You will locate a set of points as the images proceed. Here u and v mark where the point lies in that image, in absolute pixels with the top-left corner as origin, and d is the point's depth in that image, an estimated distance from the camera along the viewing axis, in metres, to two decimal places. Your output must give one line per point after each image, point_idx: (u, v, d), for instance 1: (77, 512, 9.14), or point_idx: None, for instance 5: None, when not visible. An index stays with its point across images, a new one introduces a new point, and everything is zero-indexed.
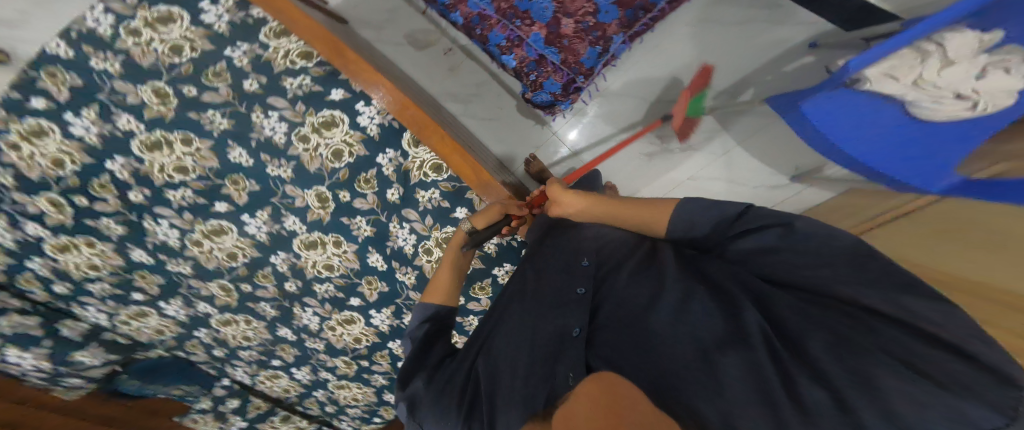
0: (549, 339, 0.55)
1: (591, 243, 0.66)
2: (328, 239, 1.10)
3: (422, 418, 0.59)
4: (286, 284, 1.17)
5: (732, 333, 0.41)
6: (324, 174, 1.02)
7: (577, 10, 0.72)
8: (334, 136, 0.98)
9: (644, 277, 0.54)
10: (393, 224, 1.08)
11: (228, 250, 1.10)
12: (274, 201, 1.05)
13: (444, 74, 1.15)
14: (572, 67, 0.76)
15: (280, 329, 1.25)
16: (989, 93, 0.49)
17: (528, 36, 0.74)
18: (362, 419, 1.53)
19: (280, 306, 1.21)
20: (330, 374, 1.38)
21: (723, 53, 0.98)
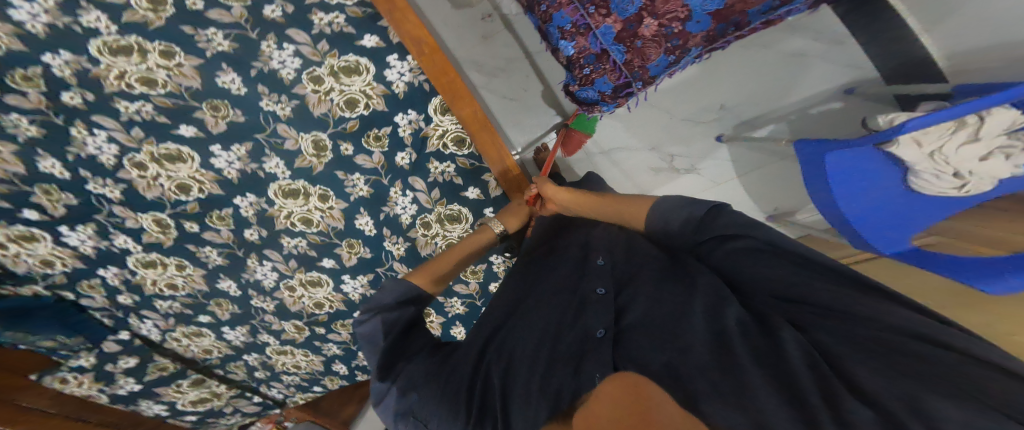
0: (568, 339, 0.54)
1: (607, 245, 0.68)
2: (314, 190, 1.02)
3: (421, 414, 0.56)
4: (245, 232, 1.02)
5: (767, 348, 0.40)
6: (329, 121, 0.93)
7: (667, 12, 0.57)
8: (353, 85, 0.90)
9: (672, 283, 0.54)
10: (394, 190, 1.06)
11: (182, 180, 0.90)
12: (259, 138, 0.91)
13: (474, 41, 0.98)
14: (635, 73, 0.64)
15: (220, 281, 1.07)
16: (979, 176, 0.57)
17: (598, 26, 0.61)
18: (296, 388, 1.42)
19: (231, 255, 1.04)
20: (271, 338, 1.25)
21: (767, 93, 0.90)
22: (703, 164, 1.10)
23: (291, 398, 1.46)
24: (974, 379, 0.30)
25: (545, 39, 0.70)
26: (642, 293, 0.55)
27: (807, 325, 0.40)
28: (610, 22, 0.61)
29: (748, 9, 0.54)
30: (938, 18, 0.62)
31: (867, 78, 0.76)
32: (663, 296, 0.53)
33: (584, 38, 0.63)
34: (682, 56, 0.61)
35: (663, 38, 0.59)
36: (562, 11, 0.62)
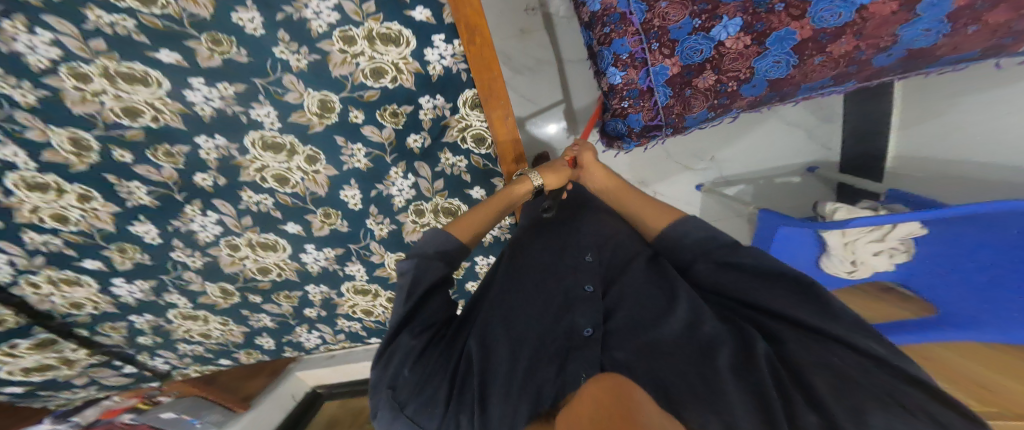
0: (555, 336, 0.53)
1: (595, 241, 0.66)
2: (303, 150, 0.95)
3: (399, 394, 0.49)
4: (196, 177, 0.92)
5: (739, 360, 0.41)
6: (347, 84, 0.87)
7: (731, 70, 0.64)
8: (387, 55, 0.84)
9: (655, 286, 0.53)
10: (395, 170, 1.02)
11: (130, 105, 0.79)
12: (257, 83, 0.82)
13: (512, 35, 0.97)
14: (671, 118, 0.71)
15: (133, 226, 0.96)
16: (867, 266, 0.85)
17: (656, 65, 0.65)
18: (194, 359, 1.28)
19: (165, 197, 0.93)
20: (182, 298, 1.12)
21: (756, 156, 1.14)
22: (676, 205, 1.22)
23: (180, 371, 1.30)
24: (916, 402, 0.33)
25: (592, 57, 0.70)
26: (629, 294, 0.55)
27: (781, 337, 0.42)
28: (668, 64, 0.65)
29: (796, 85, 0.64)
30: (918, 120, 0.95)
31: (826, 162, 1.11)
32: (650, 298, 0.52)
33: (637, 71, 0.66)
34: (721, 113, 0.70)
35: (716, 95, 0.66)
36: (624, 39, 0.63)
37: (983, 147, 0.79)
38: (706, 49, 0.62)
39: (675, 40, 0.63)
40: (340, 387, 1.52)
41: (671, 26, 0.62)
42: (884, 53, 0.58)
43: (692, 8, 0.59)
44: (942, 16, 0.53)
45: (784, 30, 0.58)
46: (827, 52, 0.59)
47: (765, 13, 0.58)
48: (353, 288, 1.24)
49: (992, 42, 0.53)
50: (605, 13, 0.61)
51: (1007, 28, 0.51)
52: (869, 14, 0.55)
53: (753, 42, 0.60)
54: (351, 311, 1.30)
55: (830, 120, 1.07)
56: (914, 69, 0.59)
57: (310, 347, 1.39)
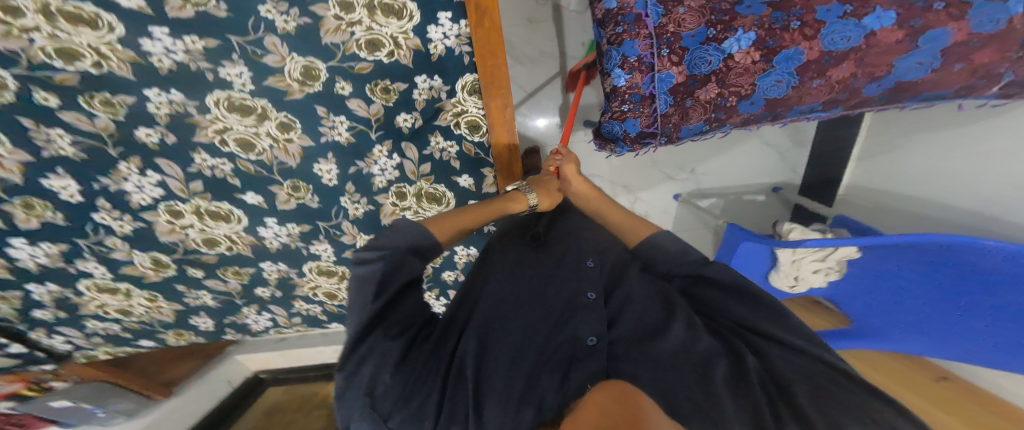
0: (556, 346, 0.54)
1: (592, 246, 0.67)
2: (276, 115, 0.87)
3: (379, 407, 0.44)
4: (137, 132, 0.82)
5: (732, 374, 0.44)
6: (337, 53, 0.81)
7: (733, 84, 0.67)
8: (387, 27, 0.80)
9: (653, 298, 0.55)
10: (379, 148, 0.97)
11: (67, 46, 0.68)
12: (233, 40, 0.75)
13: (520, 24, 1.00)
14: (668, 127, 0.73)
15: (47, 180, 0.83)
16: (807, 281, 0.99)
17: (663, 72, 0.66)
18: (106, 339, 1.12)
19: (94, 150, 0.81)
20: (99, 268, 0.98)
21: (732, 174, 1.23)
22: (654, 213, 1.28)
23: (83, 352, 1.11)
24: (876, 412, 0.36)
25: (599, 57, 0.70)
26: (630, 303, 0.56)
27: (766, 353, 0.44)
28: (674, 72, 0.67)
29: (790, 105, 0.69)
30: (888, 149, 1.03)
31: (790, 184, 1.25)
32: (649, 310, 0.54)
33: (642, 76, 0.67)
34: (716, 127, 0.75)
35: (715, 109, 0.69)
36: (635, 42, 0.64)
37: (910, 183, 0.96)
38: (715, 61, 0.65)
39: (686, 48, 0.65)
40: (289, 373, 1.38)
41: (684, 33, 0.64)
42: (876, 82, 0.65)
43: (709, 17, 0.62)
44: (937, 51, 0.59)
45: (794, 49, 0.62)
46: (826, 76, 0.65)
47: (780, 30, 0.61)
48: (317, 269, 1.18)
49: (969, 82, 0.60)
50: (621, 11, 0.62)
51: (986, 70, 0.58)
52: (874, 42, 0.60)
53: (762, 59, 0.64)
54: (311, 293, 1.23)
55: (801, 144, 1.19)
56: (895, 100, 0.67)
57: (257, 330, 1.30)
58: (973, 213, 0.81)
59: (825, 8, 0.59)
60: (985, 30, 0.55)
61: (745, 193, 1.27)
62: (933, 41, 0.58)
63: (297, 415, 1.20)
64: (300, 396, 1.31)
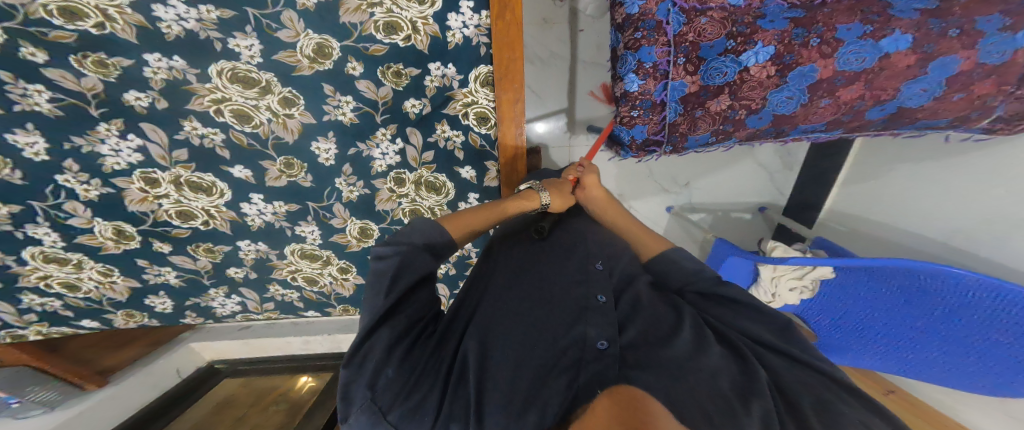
0: (562, 347, 0.52)
1: (598, 251, 0.67)
2: (280, 90, 0.85)
3: (380, 399, 0.46)
4: (127, 94, 0.77)
5: (743, 387, 0.44)
6: (354, 33, 0.81)
7: (745, 98, 0.70)
8: (407, 11, 0.80)
9: (665, 309, 0.56)
10: (383, 131, 0.96)
11: (74, 5, 0.67)
12: (249, 12, 0.75)
13: (535, 22, 1.02)
14: (675, 136, 0.75)
15: (11, 134, 0.75)
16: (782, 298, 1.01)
17: (675, 81, 0.68)
18: (41, 317, 0.95)
19: (72, 108, 0.76)
20: (52, 234, 0.87)
21: (722, 190, 1.29)
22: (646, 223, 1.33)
23: (12, 331, 0.91)
24: None
25: (614, 60, 0.72)
26: (642, 310, 0.56)
27: (775, 367, 0.47)
28: (688, 81, 0.69)
29: (795, 123, 0.72)
30: (877, 174, 1.07)
31: (775, 204, 1.32)
32: (662, 318, 0.55)
33: (655, 83, 0.69)
34: (721, 139, 0.76)
35: (724, 121, 0.71)
36: (653, 48, 0.65)
37: (894, 213, 1.00)
38: (730, 72, 0.67)
39: (702, 58, 0.67)
40: (247, 365, 1.27)
41: (704, 43, 0.66)
42: (879, 107, 0.69)
43: (729, 29, 0.65)
44: (941, 81, 0.64)
45: (809, 65, 0.65)
46: (834, 95, 0.68)
47: (798, 46, 0.64)
48: (299, 252, 1.13)
49: (964, 113, 0.67)
50: (642, 17, 0.63)
51: (982, 101, 0.64)
52: (887, 64, 0.64)
53: (775, 75, 0.67)
54: (289, 277, 1.18)
55: (790, 167, 1.26)
56: (892, 126, 0.72)
57: (222, 315, 1.20)
58: (945, 244, 0.89)
59: (846, 28, 0.62)
60: (990, 61, 0.60)
61: (733, 210, 1.33)
62: (941, 68, 0.63)
63: (250, 412, 1.14)
64: (257, 390, 1.23)
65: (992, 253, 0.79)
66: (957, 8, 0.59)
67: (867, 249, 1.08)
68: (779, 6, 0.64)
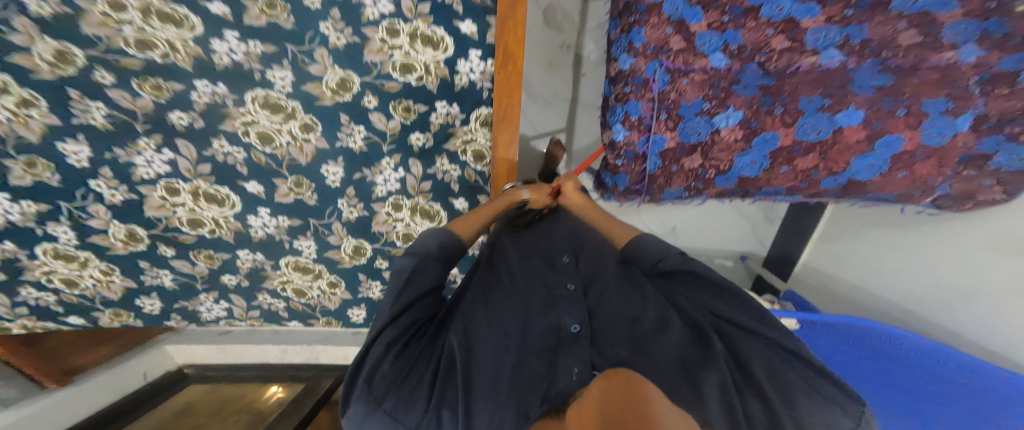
0: (536, 333, 0.59)
1: (564, 248, 0.78)
2: (302, 116, 0.92)
3: (376, 390, 0.48)
4: (171, 114, 0.85)
5: (699, 356, 0.49)
6: (373, 71, 0.88)
7: (715, 158, 0.76)
8: (422, 55, 0.88)
9: (629, 292, 0.64)
10: (387, 161, 1.01)
11: (147, 37, 0.75)
12: (288, 48, 0.82)
13: (543, 66, 1.19)
14: (654, 187, 0.78)
15: (61, 143, 0.81)
16: None
17: (656, 135, 0.72)
18: (30, 311, 0.98)
19: (122, 125, 0.83)
20: (69, 233, 0.92)
21: (705, 237, 1.29)
22: None
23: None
24: None
25: (604, 109, 0.77)
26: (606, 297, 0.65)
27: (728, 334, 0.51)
28: (668, 136, 0.73)
29: (758, 185, 0.78)
30: (839, 236, 1.08)
31: (756, 253, 1.32)
32: (627, 299, 0.63)
33: (639, 135, 0.73)
34: (693, 195, 0.81)
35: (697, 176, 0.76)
36: (639, 103, 0.70)
37: (860, 275, 0.99)
38: (704, 132, 0.73)
39: (682, 116, 0.72)
40: (218, 371, 1.32)
41: (684, 102, 0.71)
42: (833, 177, 0.75)
43: (706, 91, 0.70)
44: (887, 157, 0.70)
45: (771, 133, 0.72)
46: (792, 164, 0.74)
47: (764, 113, 0.70)
48: (293, 264, 1.15)
49: (907, 189, 0.72)
50: (631, 74, 0.69)
51: (923, 181, 0.71)
52: (840, 138, 0.70)
53: (741, 139, 0.73)
54: (280, 287, 1.19)
55: (772, 220, 1.26)
56: (845, 197, 0.77)
57: (207, 320, 1.21)
58: (902, 307, 0.89)
59: (807, 100, 0.68)
60: (932, 143, 0.67)
61: (715, 257, 1.33)
62: (887, 146, 0.69)
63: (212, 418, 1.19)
64: (223, 398, 1.28)
65: (942, 318, 0.80)
66: (908, 88, 0.63)
67: (831, 305, 1.08)
68: (754, 73, 0.68)
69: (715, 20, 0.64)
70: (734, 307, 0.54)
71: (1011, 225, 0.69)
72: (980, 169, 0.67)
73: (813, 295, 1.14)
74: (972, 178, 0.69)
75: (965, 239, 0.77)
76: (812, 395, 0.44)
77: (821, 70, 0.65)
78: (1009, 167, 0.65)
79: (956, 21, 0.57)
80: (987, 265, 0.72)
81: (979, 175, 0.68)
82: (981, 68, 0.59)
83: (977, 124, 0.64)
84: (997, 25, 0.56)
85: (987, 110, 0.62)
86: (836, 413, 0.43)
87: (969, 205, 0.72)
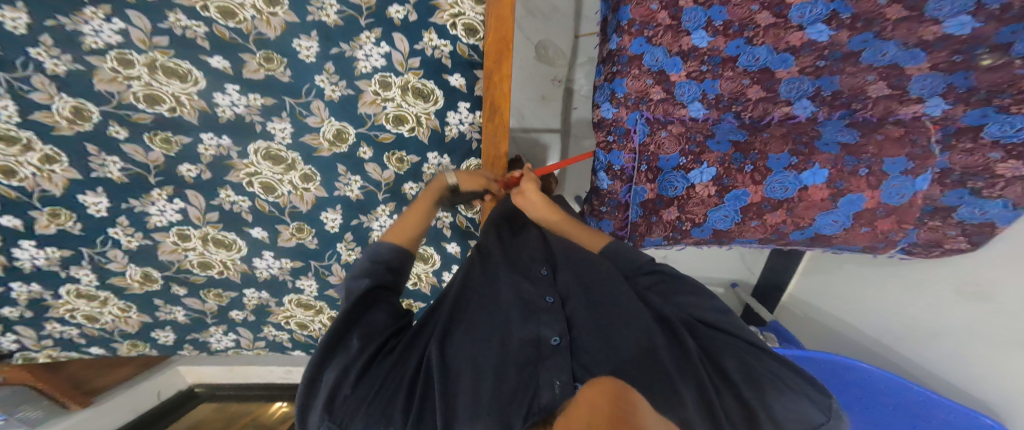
0: (515, 346, 0.53)
1: (538, 254, 0.69)
2: (302, 167, 0.94)
3: (338, 415, 0.44)
4: (181, 166, 0.86)
5: (677, 361, 0.48)
6: (367, 122, 0.90)
7: (691, 211, 0.80)
8: (413, 107, 0.91)
9: (607, 298, 0.57)
10: (383, 208, 1.02)
11: (156, 93, 0.77)
12: (287, 101, 0.85)
13: (535, 98, 1.22)
14: (636, 235, 0.82)
15: (83, 196, 0.83)
16: None
17: (637, 186, 0.76)
18: (55, 343, 0.97)
19: (137, 177, 0.85)
20: (90, 275, 0.92)
21: (693, 264, 1.28)
22: None
23: (25, 353, 0.95)
24: None
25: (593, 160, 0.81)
26: (585, 303, 0.58)
27: (701, 334, 0.51)
28: (648, 187, 0.77)
29: (732, 236, 0.82)
30: (823, 267, 1.06)
31: (747, 280, 1.29)
32: (613, 301, 0.56)
33: (622, 185, 0.77)
34: (672, 243, 0.85)
35: (674, 227, 0.80)
36: (622, 153, 0.74)
37: (839, 306, 0.97)
38: (680, 187, 0.78)
39: (660, 168, 0.77)
40: (230, 390, 1.27)
41: (662, 155, 0.75)
42: (800, 230, 0.78)
43: (683, 146, 0.75)
44: (850, 213, 0.73)
45: (741, 190, 0.76)
46: (762, 218, 0.78)
47: (735, 170, 0.75)
48: (296, 301, 1.13)
49: (871, 243, 0.75)
50: (614, 123, 0.73)
51: (884, 235, 0.73)
52: (805, 196, 0.74)
53: (714, 195, 0.77)
54: (285, 321, 1.16)
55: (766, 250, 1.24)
56: (816, 246, 0.80)
57: (216, 350, 1.16)
58: (876, 341, 0.86)
59: (776, 157, 0.72)
60: (893, 201, 0.69)
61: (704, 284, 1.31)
62: (850, 204, 0.72)
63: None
64: (231, 415, 1.24)
65: (912, 354, 0.77)
66: (872, 145, 0.67)
67: (816, 340, 1.04)
68: (728, 126, 0.73)
69: (695, 69, 0.69)
70: (707, 306, 0.53)
71: (981, 272, 0.68)
72: (944, 220, 0.70)
73: (797, 326, 1.11)
74: (937, 227, 0.71)
75: (932, 281, 0.76)
76: (778, 384, 0.44)
77: (790, 125, 0.71)
78: (973, 219, 0.67)
79: (924, 74, 0.61)
80: (956, 307, 0.71)
81: (943, 225, 0.70)
82: (946, 122, 0.63)
83: (942, 176, 0.67)
84: (963, 79, 0.59)
85: (952, 164, 0.65)
86: (806, 405, 0.43)
87: (937, 252, 0.74)
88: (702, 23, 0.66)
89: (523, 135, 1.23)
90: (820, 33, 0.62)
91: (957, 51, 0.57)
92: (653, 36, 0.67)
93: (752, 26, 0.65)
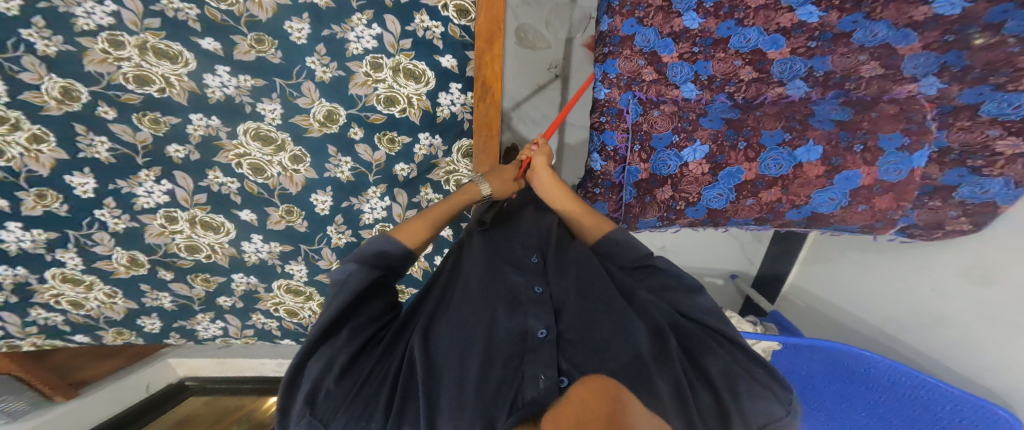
0: (501, 339, 0.52)
1: (532, 242, 0.68)
2: (291, 148, 0.92)
3: (319, 411, 0.44)
4: (168, 147, 0.85)
5: (656, 353, 0.47)
6: (358, 103, 0.89)
7: (685, 191, 0.79)
8: (405, 88, 0.90)
9: (590, 293, 0.57)
10: (374, 190, 1.02)
11: (145, 74, 0.76)
12: (277, 82, 0.83)
13: (530, 84, 1.21)
14: (630, 217, 0.82)
15: (69, 176, 0.81)
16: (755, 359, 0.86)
17: (631, 165, 0.76)
18: (41, 330, 0.95)
19: (125, 158, 0.83)
20: (76, 258, 0.90)
21: (692, 256, 1.29)
22: None
23: (8, 340, 0.92)
24: None
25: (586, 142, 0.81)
26: (575, 293, 0.58)
27: (684, 329, 0.50)
28: (642, 167, 0.77)
29: (727, 217, 0.80)
30: (826, 257, 1.06)
31: (747, 272, 1.30)
32: (602, 293, 0.56)
33: (615, 166, 0.77)
34: (668, 225, 0.83)
35: (667, 206, 0.79)
36: (615, 134, 0.74)
37: (845, 296, 0.97)
38: (673, 165, 0.77)
39: (654, 148, 0.76)
40: (218, 384, 1.27)
41: (655, 134, 0.75)
42: (797, 209, 0.77)
43: (676, 124, 0.74)
44: (847, 191, 0.72)
45: (735, 167, 0.76)
46: (757, 196, 0.77)
47: (728, 148, 0.75)
48: (285, 287, 1.12)
49: (869, 222, 0.74)
50: (607, 104, 0.73)
51: (883, 214, 0.72)
52: (801, 173, 0.73)
53: (706, 174, 0.77)
54: (273, 309, 1.15)
55: (759, 238, 1.24)
56: (813, 227, 0.79)
57: (203, 339, 1.15)
58: (880, 329, 0.87)
59: (769, 134, 0.72)
60: (889, 178, 0.69)
61: (704, 275, 1.32)
62: (846, 181, 0.71)
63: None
64: (221, 410, 1.25)
65: (918, 343, 0.78)
66: (866, 122, 0.67)
67: (820, 330, 1.04)
68: (721, 105, 0.73)
69: (687, 50, 0.69)
70: (693, 301, 0.52)
71: (983, 255, 0.68)
72: (945, 200, 0.69)
73: (801, 317, 1.12)
74: (938, 208, 0.70)
75: (942, 263, 0.75)
76: (751, 384, 0.45)
77: (784, 103, 0.70)
78: (974, 199, 0.66)
79: (916, 53, 0.61)
80: (959, 293, 0.71)
81: (944, 205, 0.70)
82: (942, 100, 0.62)
83: (941, 155, 0.67)
84: (955, 58, 0.59)
85: (950, 142, 0.65)
86: (776, 407, 0.44)
87: (938, 235, 0.72)
88: (693, 5, 0.66)
89: (518, 122, 1.23)
90: (811, 14, 0.63)
91: (948, 30, 0.58)
92: (644, 17, 0.67)
93: (743, 7, 0.65)
